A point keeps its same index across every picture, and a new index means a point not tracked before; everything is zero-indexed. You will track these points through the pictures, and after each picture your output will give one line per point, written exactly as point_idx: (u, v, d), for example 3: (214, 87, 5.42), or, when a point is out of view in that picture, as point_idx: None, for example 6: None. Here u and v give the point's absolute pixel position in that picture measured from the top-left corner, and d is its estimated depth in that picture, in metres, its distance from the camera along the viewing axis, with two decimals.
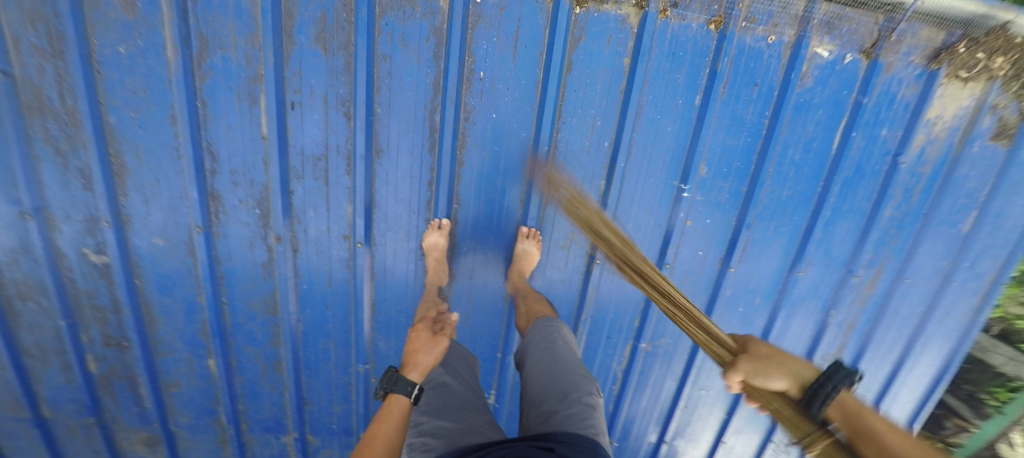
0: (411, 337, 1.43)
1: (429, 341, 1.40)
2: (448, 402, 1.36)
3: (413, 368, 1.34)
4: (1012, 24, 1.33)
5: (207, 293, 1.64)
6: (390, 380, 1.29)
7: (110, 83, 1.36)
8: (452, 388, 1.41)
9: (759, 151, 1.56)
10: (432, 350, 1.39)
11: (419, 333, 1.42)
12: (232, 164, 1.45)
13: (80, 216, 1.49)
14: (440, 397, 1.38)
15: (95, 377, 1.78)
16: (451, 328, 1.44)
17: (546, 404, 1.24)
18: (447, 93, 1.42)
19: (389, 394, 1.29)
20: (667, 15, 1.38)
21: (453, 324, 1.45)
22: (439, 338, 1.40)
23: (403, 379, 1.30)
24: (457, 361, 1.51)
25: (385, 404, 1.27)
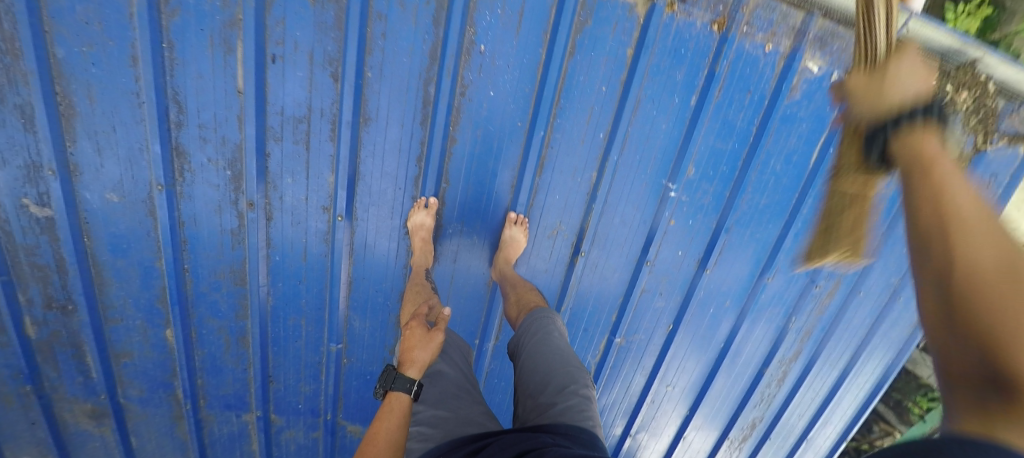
0: (405, 335, 1.39)
1: (424, 337, 1.36)
2: (445, 392, 1.35)
3: (410, 365, 1.30)
4: (979, 61, 1.41)
5: (166, 259, 1.51)
6: (388, 378, 1.26)
7: (57, 9, 1.19)
8: (447, 376, 1.40)
9: (744, 159, 1.55)
10: (428, 345, 1.35)
11: (413, 331, 1.37)
12: (201, 117, 1.32)
13: (18, 161, 1.34)
14: (436, 387, 1.36)
15: (34, 342, 1.63)
16: (446, 322, 1.40)
17: (544, 395, 1.23)
18: (445, 62, 1.33)
19: (388, 392, 1.25)
20: (673, 10, 1.33)
21: (448, 318, 1.41)
22: (434, 333, 1.37)
23: (402, 376, 1.26)
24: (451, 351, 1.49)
25: (385, 402, 1.23)
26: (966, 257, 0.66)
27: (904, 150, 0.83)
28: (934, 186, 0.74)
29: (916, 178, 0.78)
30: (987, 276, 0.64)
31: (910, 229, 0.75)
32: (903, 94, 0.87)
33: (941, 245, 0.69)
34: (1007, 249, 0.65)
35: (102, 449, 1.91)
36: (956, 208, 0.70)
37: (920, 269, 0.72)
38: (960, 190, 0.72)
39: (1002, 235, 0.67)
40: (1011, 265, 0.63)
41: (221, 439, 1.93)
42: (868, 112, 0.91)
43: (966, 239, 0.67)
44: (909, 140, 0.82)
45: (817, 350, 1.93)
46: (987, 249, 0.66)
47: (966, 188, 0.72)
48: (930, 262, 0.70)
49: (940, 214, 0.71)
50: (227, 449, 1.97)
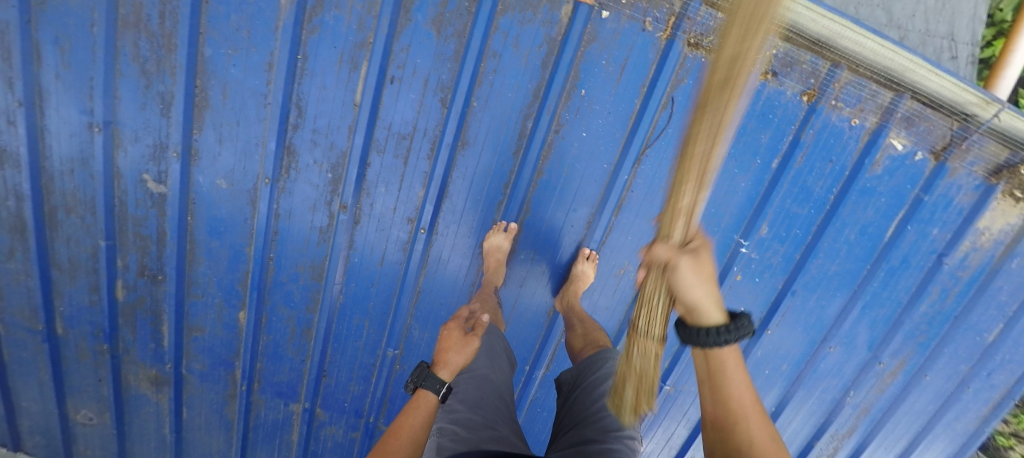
0: (442, 336, 1.45)
1: (461, 341, 1.42)
2: (485, 399, 1.34)
3: (443, 366, 1.33)
4: None
5: (257, 245, 1.62)
6: (420, 375, 1.28)
7: (216, 16, 1.35)
8: (492, 382, 1.40)
9: (819, 223, 1.56)
10: (462, 350, 1.40)
11: (451, 333, 1.44)
12: (317, 123, 1.44)
13: (149, 141, 1.49)
14: (479, 391, 1.36)
15: (120, 304, 1.77)
16: (482, 328, 1.47)
17: (592, 427, 1.22)
18: (546, 101, 1.41)
19: (417, 388, 1.28)
20: (767, 77, 1.41)
21: (484, 325, 1.48)
22: (470, 338, 1.42)
23: (433, 376, 1.29)
24: (499, 359, 1.48)
25: (413, 397, 1.25)
26: (758, 457, 0.82)
27: (707, 354, 0.89)
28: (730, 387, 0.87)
29: (716, 380, 0.89)
30: None
31: (710, 418, 0.89)
32: (707, 299, 0.89)
33: (738, 449, 0.83)
34: (772, 433, 0.85)
35: (154, 413, 2.04)
36: (747, 403, 0.86)
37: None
38: (738, 383, 0.87)
39: (768, 422, 0.86)
40: (775, 448, 0.83)
41: (265, 424, 2.02)
42: (685, 297, 0.91)
43: (751, 437, 0.84)
44: (715, 350, 0.88)
45: (872, 433, 1.86)
46: (762, 432, 0.84)
47: (748, 386, 0.88)
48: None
49: (738, 415, 0.85)
50: (267, 435, 2.05)
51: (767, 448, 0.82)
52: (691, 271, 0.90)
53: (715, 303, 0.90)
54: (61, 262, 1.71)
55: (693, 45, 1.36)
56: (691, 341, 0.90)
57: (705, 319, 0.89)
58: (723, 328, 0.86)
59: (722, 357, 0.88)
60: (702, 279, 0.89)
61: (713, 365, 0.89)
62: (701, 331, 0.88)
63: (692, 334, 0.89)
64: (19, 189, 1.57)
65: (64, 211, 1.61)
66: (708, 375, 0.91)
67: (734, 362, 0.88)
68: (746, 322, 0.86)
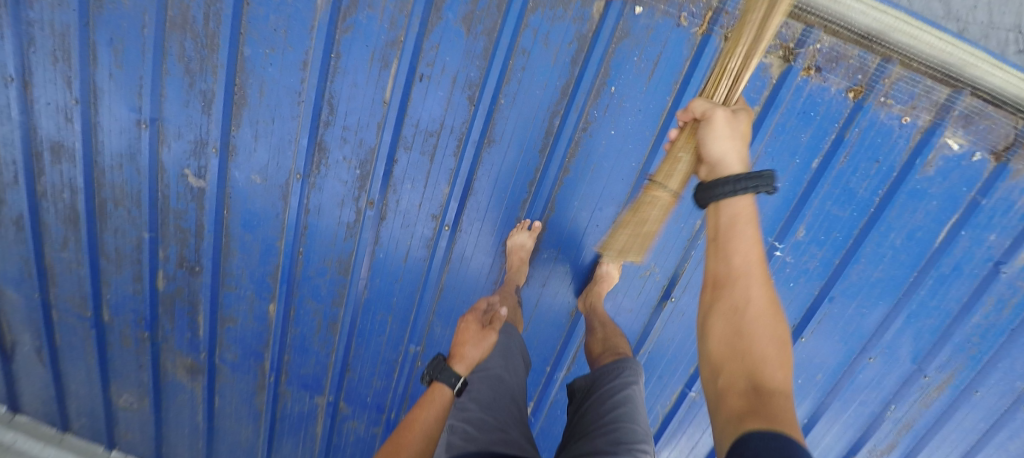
0: (459, 329, 1.38)
1: (478, 335, 1.34)
2: (497, 401, 1.35)
3: (460, 361, 1.28)
4: None
5: (287, 240, 1.67)
6: (436, 368, 1.25)
7: (255, 17, 1.39)
8: (505, 383, 1.39)
9: (863, 227, 1.48)
10: (480, 344, 1.33)
11: (468, 325, 1.37)
12: (347, 120, 1.47)
13: (191, 137, 1.56)
14: (491, 391, 1.36)
15: (160, 293, 1.86)
16: (500, 322, 1.39)
17: (600, 439, 1.18)
18: (574, 98, 1.39)
19: (433, 381, 1.25)
20: (809, 73, 1.32)
21: (502, 319, 1.40)
22: (488, 332, 1.35)
23: (449, 370, 1.25)
24: (513, 357, 1.46)
25: (428, 390, 1.23)
26: (750, 312, 0.89)
27: (721, 209, 0.95)
28: (738, 247, 0.92)
29: (722, 238, 0.94)
30: (763, 324, 0.88)
31: (710, 276, 0.97)
32: (734, 150, 0.98)
33: (734, 304, 0.91)
34: (771, 295, 0.91)
35: (188, 400, 2.12)
36: (750, 264, 0.92)
37: (722, 320, 0.92)
38: (747, 243, 0.92)
39: (769, 284, 0.92)
40: (770, 307, 0.90)
41: (291, 416, 2.07)
42: (710, 154, 1.01)
43: (750, 294, 0.90)
44: (727, 202, 0.94)
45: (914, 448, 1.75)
46: (759, 294, 0.90)
47: (756, 246, 0.92)
48: (732, 322, 0.90)
49: (740, 275, 0.92)
50: (293, 427, 2.10)
51: (761, 309, 0.89)
52: (724, 125, 1.00)
53: (739, 158, 0.98)
54: (109, 251, 1.80)
55: None
56: (710, 195, 0.95)
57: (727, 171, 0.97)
58: (748, 180, 0.91)
59: (736, 208, 0.94)
60: (733, 135, 0.99)
61: (721, 226, 0.94)
62: (721, 182, 0.93)
63: (708, 188, 0.96)
64: (74, 183, 1.67)
65: (114, 203, 1.70)
66: (715, 235, 0.96)
67: (747, 217, 0.93)
68: (768, 177, 0.90)
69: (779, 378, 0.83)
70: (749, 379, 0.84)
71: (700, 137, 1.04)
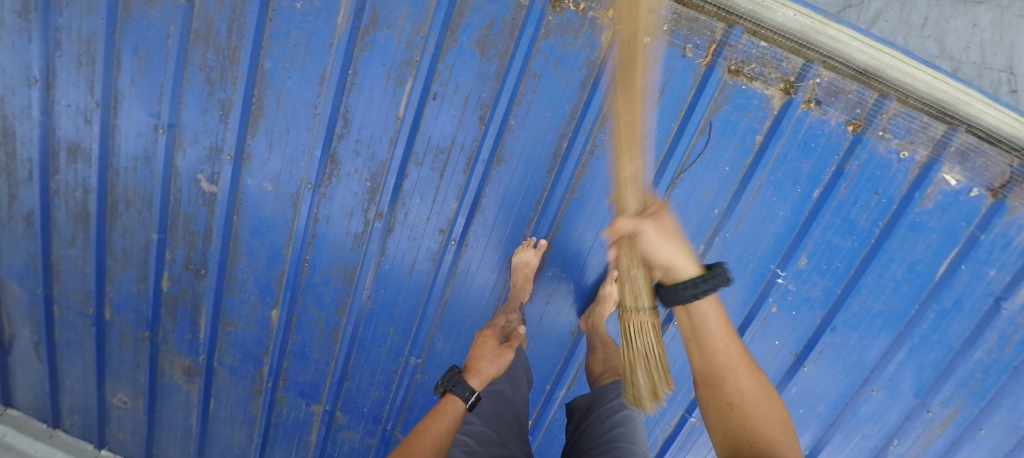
0: (476, 342, 1.45)
1: (495, 351, 1.40)
2: (502, 417, 1.37)
3: (476, 374, 1.31)
4: None
5: (295, 247, 1.69)
6: (451, 380, 1.26)
7: (277, 32, 1.45)
8: (508, 399, 1.44)
9: (863, 257, 1.50)
10: (495, 360, 1.38)
11: (486, 339, 1.44)
12: (360, 134, 1.51)
13: (206, 144, 1.59)
14: (495, 406, 1.39)
15: (164, 294, 1.87)
16: (517, 342, 1.48)
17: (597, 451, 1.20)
18: (582, 121, 1.43)
19: (446, 393, 1.24)
20: (809, 106, 1.37)
21: (519, 338, 1.49)
22: (504, 350, 1.41)
23: (464, 382, 1.25)
24: (518, 377, 1.52)
25: (441, 401, 1.20)
26: (745, 404, 0.80)
27: (690, 310, 0.85)
28: (708, 340, 0.84)
29: (698, 340, 0.86)
30: (761, 414, 0.78)
31: (697, 374, 0.87)
32: (677, 249, 0.88)
33: (727, 401, 0.81)
34: (761, 383, 0.82)
35: (182, 402, 2.12)
36: (727, 352, 0.83)
37: (716, 418, 0.82)
38: (717, 333, 0.84)
39: (756, 371, 0.84)
40: (764, 396, 0.81)
41: (286, 423, 2.07)
42: (658, 260, 0.90)
43: (739, 386, 0.81)
44: (695, 304, 0.84)
45: None
46: (747, 383, 0.82)
47: (733, 338, 0.85)
48: (729, 416, 0.79)
49: (722, 369, 0.83)
50: (287, 434, 2.10)
51: (751, 397, 0.80)
52: (655, 232, 0.89)
53: (684, 259, 0.87)
54: (116, 251, 1.82)
55: (734, 72, 1.37)
56: (669, 299, 0.87)
57: (682, 275, 0.86)
58: (700, 277, 0.83)
59: (701, 310, 0.85)
60: (668, 239, 0.89)
61: (695, 325, 0.86)
62: (677, 286, 0.84)
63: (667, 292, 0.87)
64: (87, 182, 1.71)
65: (125, 204, 1.73)
66: (692, 334, 0.88)
67: (708, 309, 0.85)
68: (719, 270, 0.82)
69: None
70: None
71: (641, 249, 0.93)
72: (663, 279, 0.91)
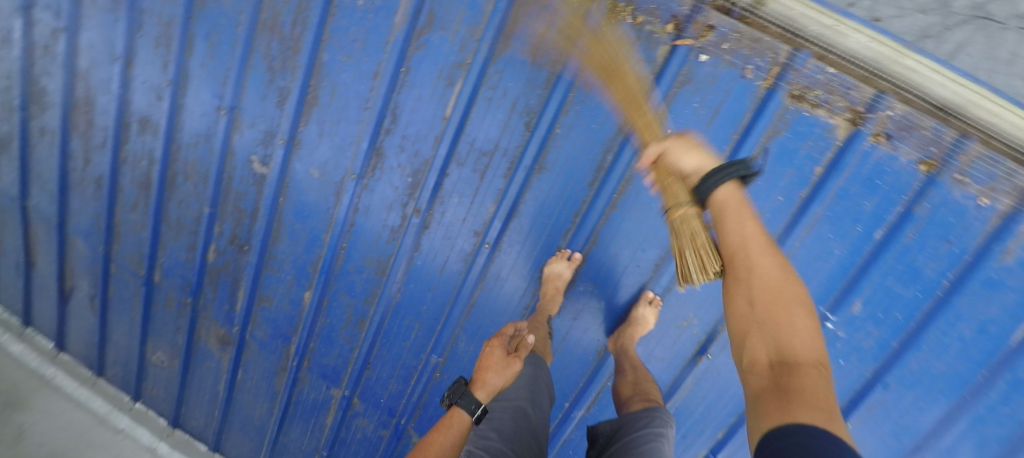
0: (484, 352, 1.44)
1: (501, 361, 1.39)
2: (518, 434, 1.42)
3: (481, 386, 1.33)
4: None
5: (333, 234, 1.74)
6: (456, 392, 1.32)
7: (337, 27, 1.46)
8: (528, 418, 1.46)
9: (926, 311, 1.40)
10: (502, 372, 1.37)
11: (492, 350, 1.42)
12: (407, 130, 1.53)
13: (262, 127, 1.66)
14: (513, 423, 1.44)
15: (208, 265, 1.97)
16: (525, 351, 1.42)
17: None
18: (630, 137, 1.38)
19: (453, 405, 1.31)
20: (878, 140, 1.25)
21: (527, 347, 1.42)
22: (511, 360, 1.38)
23: (469, 395, 1.30)
24: (541, 394, 1.53)
25: (447, 413, 1.28)
26: (758, 280, 0.96)
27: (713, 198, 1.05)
28: (734, 227, 1.01)
29: (716, 217, 1.04)
30: (775, 294, 0.93)
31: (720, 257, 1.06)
32: (697, 158, 1.14)
33: (743, 276, 0.98)
34: (780, 263, 0.98)
35: (212, 368, 2.24)
36: (750, 238, 0.99)
37: (739, 297, 0.97)
38: (742, 220, 1.01)
39: (774, 253, 0.99)
40: (782, 275, 0.96)
41: (305, 402, 2.15)
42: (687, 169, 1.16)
43: (754, 264, 0.98)
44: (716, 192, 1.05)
45: None
46: (764, 265, 0.97)
47: (754, 222, 1.01)
48: (745, 293, 0.97)
49: (739, 247, 1.00)
50: (304, 412, 2.18)
51: (770, 278, 0.96)
52: (680, 146, 1.18)
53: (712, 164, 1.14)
54: (171, 219, 1.93)
55: (797, 97, 1.26)
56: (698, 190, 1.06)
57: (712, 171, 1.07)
58: (729, 166, 1.03)
59: (723, 197, 1.04)
60: (693, 150, 1.16)
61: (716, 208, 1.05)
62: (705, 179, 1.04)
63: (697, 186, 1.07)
64: (153, 154, 1.82)
65: (184, 177, 1.83)
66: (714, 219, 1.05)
67: (735, 200, 1.03)
68: (740, 161, 1.02)
69: (800, 347, 0.88)
70: (772, 351, 0.89)
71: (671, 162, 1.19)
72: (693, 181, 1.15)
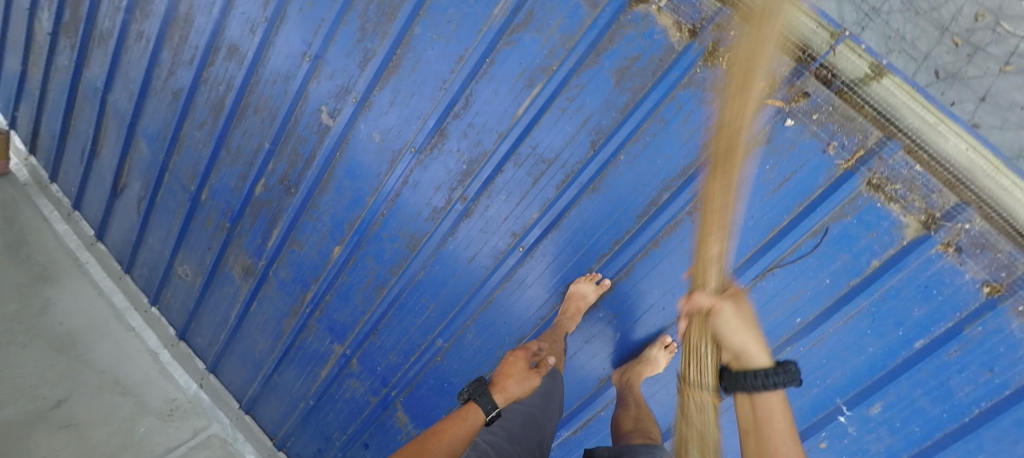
0: (507, 359, 1.44)
1: (523, 373, 1.38)
2: (526, 438, 1.38)
3: (500, 390, 1.31)
4: None
5: (378, 199, 1.78)
6: (476, 390, 1.28)
7: (436, 6, 1.52)
8: (538, 424, 1.43)
9: (947, 433, 1.29)
10: (523, 382, 1.36)
11: (516, 359, 1.42)
12: (474, 119, 1.56)
13: (339, 82, 1.72)
14: (522, 427, 1.40)
15: (254, 197, 2.05)
16: (546, 368, 1.45)
17: None
18: (692, 181, 1.35)
19: (469, 401, 1.27)
20: (947, 249, 1.17)
21: (547, 367, 1.45)
22: (532, 374, 1.38)
23: (488, 396, 1.27)
24: (552, 408, 1.49)
25: (463, 407, 1.24)
26: None
27: (755, 399, 1.02)
28: (780, 445, 0.97)
29: (758, 416, 1.02)
30: None
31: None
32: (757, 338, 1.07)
33: None
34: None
35: (229, 295, 2.32)
36: (781, 431, 0.98)
37: None
38: (783, 421, 0.99)
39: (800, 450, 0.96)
40: None
41: (307, 349, 2.20)
42: (730, 345, 1.08)
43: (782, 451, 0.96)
44: (760, 394, 1.01)
45: None
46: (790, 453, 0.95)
47: (787, 420, 1.00)
48: None
49: (765, 438, 0.99)
50: (303, 360, 2.24)
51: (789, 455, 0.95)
52: (733, 314, 1.10)
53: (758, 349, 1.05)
54: (232, 146, 2.02)
55: (873, 186, 1.21)
56: (738, 386, 1.03)
57: (754, 362, 1.03)
58: (772, 371, 0.99)
59: (768, 401, 1.01)
60: (745, 325, 1.09)
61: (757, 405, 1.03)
62: (747, 375, 1.01)
63: (740, 380, 1.02)
64: (233, 81, 1.91)
65: (254, 109, 1.91)
66: (754, 420, 1.03)
67: (779, 406, 1.01)
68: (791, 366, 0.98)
69: None
70: None
71: (721, 331, 1.10)
72: (728, 361, 1.08)
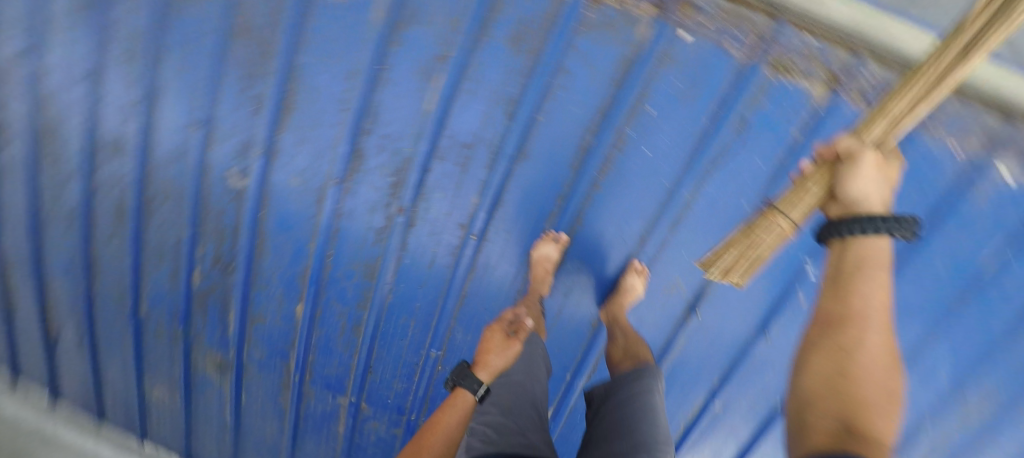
0: (484, 334, 1.64)
1: (502, 343, 1.59)
2: (517, 405, 1.54)
3: (483, 367, 1.57)
4: None
5: (319, 240, 1.72)
6: (461, 374, 1.57)
7: (317, 26, 1.38)
8: (526, 389, 1.58)
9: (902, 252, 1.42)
10: (502, 352, 1.58)
11: (493, 334, 1.61)
12: (386, 129, 1.50)
13: (238, 141, 1.59)
14: (511, 395, 1.56)
15: (195, 291, 1.94)
16: (524, 332, 1.61)
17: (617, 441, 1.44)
18: (611, 118, 1.38)
19: (457, 385, 1.58)
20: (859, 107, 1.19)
21: (526, 329, 1.61)
22: (511, 342, 1.58)
23: (471, 377, 1.56)
24: (538, 370, 1.64)
25: (451, 394, 1.56)
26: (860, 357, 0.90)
27: (853, 250, 0.96)
28: (864, 291, 0.93)
29: (851, 277, 0.95)
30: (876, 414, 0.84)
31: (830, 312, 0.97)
32: (881, 195, 0.97)
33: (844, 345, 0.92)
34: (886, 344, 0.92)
35: (214, 396, 2.22)
36: (873, 312, 0.93)
37: (828, 359, 0.92)
38: (880, 296, 0.93)
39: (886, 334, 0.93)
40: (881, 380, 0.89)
41: (314, 415, 2.15)
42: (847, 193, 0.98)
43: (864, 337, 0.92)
44: (862, 241, 0.95)
45: None
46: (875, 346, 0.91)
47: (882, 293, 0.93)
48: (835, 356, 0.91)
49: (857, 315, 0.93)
50: (316, 425, 2.18)
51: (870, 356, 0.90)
52: (872, 162, 0.95)
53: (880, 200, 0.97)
54: (152, 247, 1.89)
55: (776, 68, 1.21)
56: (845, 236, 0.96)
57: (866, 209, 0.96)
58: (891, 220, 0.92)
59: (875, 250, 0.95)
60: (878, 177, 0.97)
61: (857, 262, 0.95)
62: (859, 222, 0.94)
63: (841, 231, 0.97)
64: (126, 181, 1.75)
65: (161, 198, 1.77)
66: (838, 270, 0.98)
67: (880, 262, 0.94)
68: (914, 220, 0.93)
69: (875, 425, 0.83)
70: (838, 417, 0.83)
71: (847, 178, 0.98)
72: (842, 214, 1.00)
